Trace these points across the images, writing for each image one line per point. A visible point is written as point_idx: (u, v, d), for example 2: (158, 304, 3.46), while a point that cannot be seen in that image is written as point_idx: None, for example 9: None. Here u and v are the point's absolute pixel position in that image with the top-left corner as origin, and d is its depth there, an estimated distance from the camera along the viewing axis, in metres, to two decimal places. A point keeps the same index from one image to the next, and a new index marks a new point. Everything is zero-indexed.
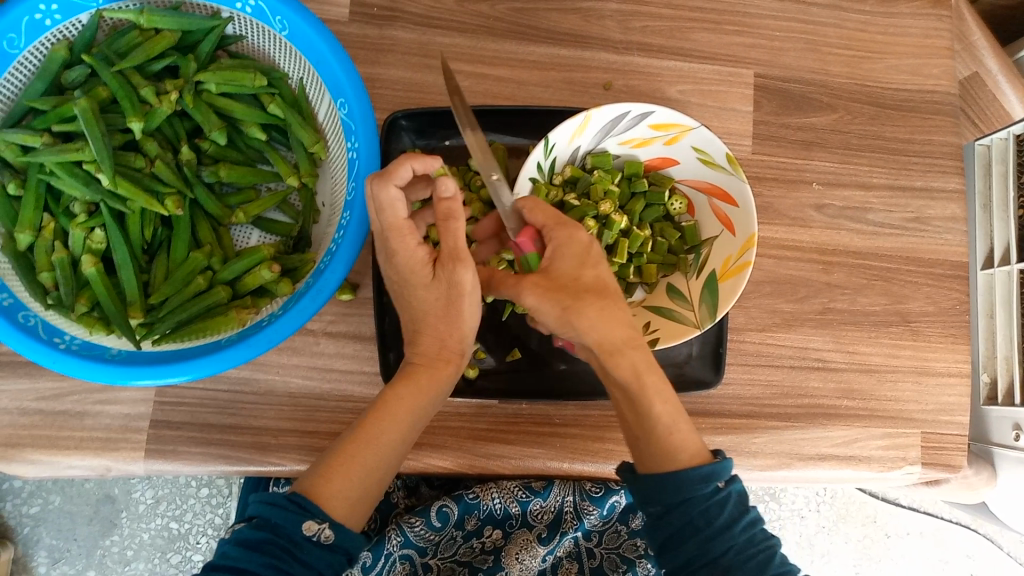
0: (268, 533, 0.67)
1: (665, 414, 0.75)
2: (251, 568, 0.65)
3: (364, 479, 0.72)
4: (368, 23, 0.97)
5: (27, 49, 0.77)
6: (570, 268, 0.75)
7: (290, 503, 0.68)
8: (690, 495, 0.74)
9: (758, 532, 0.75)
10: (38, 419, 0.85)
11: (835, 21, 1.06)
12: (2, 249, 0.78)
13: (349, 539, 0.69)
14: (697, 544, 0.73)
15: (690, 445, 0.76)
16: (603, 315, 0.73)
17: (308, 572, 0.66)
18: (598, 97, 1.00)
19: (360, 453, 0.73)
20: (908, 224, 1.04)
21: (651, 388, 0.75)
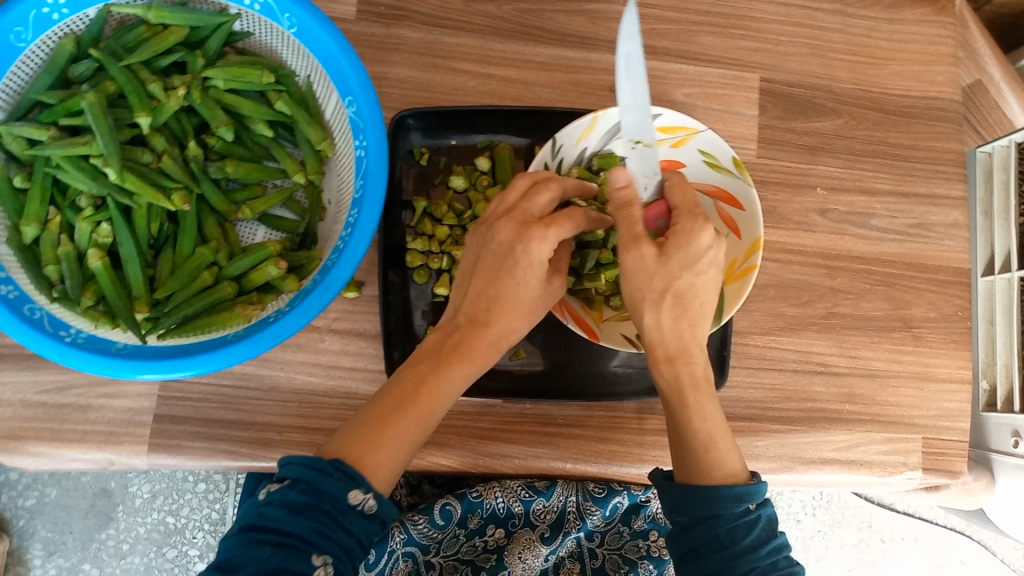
0: (310, 496, 0.62)
1: (710, 426, 0.76)
2: (296, 532, 0.61)
3: (401, 448, 0.69)
4: (375, 22, 0.96)
5: (35, 43, 0.77)
6: (676, 269, 0.72)
7: (335, 470, 0.64)
8: (720, 512, 0.73)
9: (783, 558, 0.74)
10: (41, 411, 0.85)
11: (840, 26, 1.06)
12: (8, 242, 0.78)
13: (389, 510, 0.66)
14: (721, 560, 0.72)
15: (732, 466, 0.75)
16: (672, 323, 0.74)
17: (348, 540, 0.63)
18: (604, 99, 1.00)
19: (406, 423, 0.70)
20: (912, 230, 1.04)
21: (704, 403, 0.76)
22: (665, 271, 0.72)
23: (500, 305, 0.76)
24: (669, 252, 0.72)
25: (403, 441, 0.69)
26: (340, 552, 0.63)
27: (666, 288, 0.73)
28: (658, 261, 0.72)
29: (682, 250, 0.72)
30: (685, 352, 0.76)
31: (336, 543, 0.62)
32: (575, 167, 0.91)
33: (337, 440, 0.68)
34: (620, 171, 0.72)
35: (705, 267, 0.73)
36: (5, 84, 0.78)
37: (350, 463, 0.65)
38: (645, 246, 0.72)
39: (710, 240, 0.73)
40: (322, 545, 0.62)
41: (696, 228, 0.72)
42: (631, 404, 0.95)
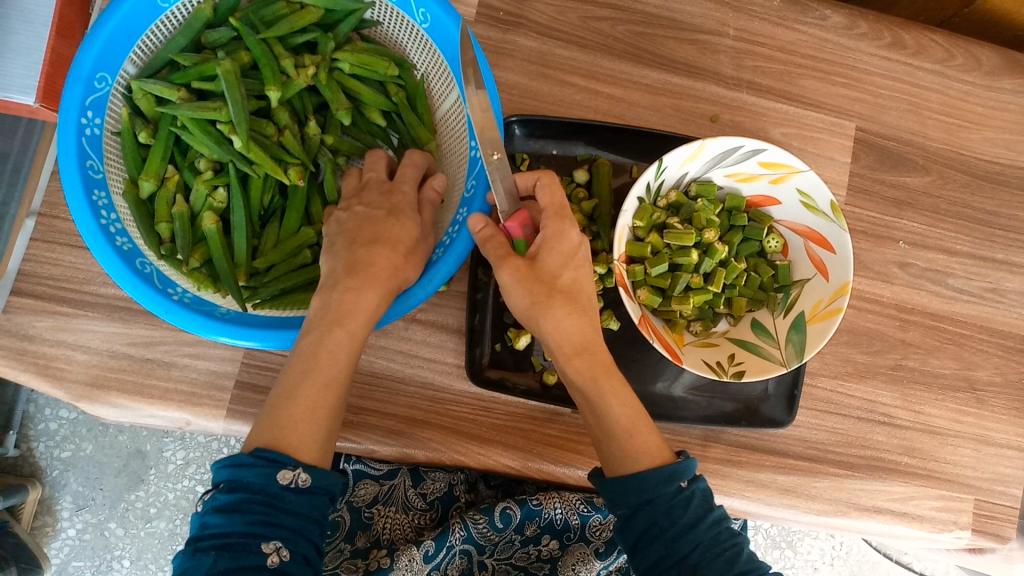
0: (243, 493, 0.66)
1: (624, 416, 0.77)
2: (235, 531, 0.66)
3: (322, 415, 0.71)
4: (493, 26, 0.98)
5: (176, 5, 0.79)
6: (555, 268, 0.77)
7: (259, 460, 0.67)
8: (653, 496, 0.74)
9: (727, 530, 0.75)
10: (127, 363, 0.86)
11: (939, 87, 1.08)
12: (128, 195, 0.80)
13: (326, 479, 0.70)
14: (664, 543, 0.73)
15: (648, 446, 0.77)
16: (570, 319, 0.77)
17: (294, 518, 0.68)
18: (703, 128, 1.02)
19: (315, 391, 0.71)
20: (986, 294, 1.06)
21: (608, 392, 0.77)
22: (540, 275, 0.76)
23: (377, 265, 0.74)
24: (542, 259, 0.77)
25: (321, 407, 0.71)
26: (288, 529, 0.68)
27: (552, 286, 0.77)
28: (531, 269, 0.76)
29: (555, 253, 0.77)
30: (585, 347, 0.78)
31: (281, 525, 0.67)
32: (673, 191, 0.93)
33: (264, 426, 0.70)
34: (477, 218, 0.76)
35: (576, 264, 0.78)
36: (143, 42, 0.79)
37: (273, 448, 0.68)
38: (515, 263, 0.76)
39: (578, 238, 0.79)
40: (268, 533, 0.66)
41: (564, 228, 0.78)
42: (697, 431, 0.95)
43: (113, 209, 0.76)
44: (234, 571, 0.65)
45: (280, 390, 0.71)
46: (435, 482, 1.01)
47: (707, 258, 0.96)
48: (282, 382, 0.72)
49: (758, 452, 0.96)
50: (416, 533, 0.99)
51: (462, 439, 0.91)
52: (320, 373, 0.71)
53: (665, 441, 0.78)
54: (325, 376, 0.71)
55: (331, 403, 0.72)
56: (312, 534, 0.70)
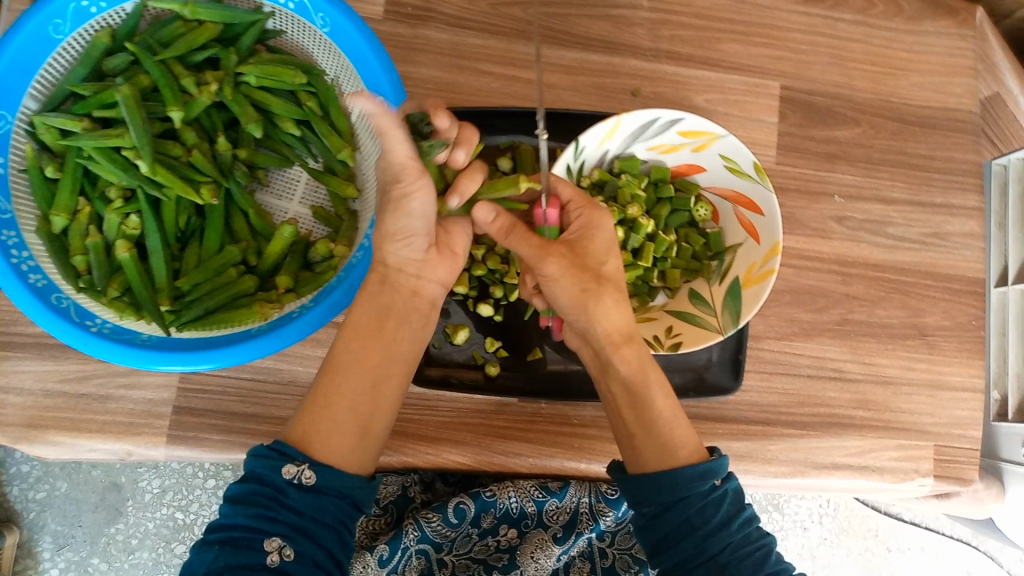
0: (253, 484, 0.68)
1: (666, 409, 0.79)
2: (241, 525, 0.66)
3: (357, 411, 0.73)
4: (401, 22, 0.97)
5: (70, 36, 0.78)
6: (602, 257, 0.80)
7: (271, 451, 0.68)
8: (686, 494, 0.75)
9: (754, 530, 0.76)
10: (61, 401, 0.85)
11: (861, 36, 1.07)
12: (39, 231, 0.78)
13: (337, 479, 0.69)
14: (695, 541, 0.73)
15: (686, 441, 0.78)
16: (618, 307, 0.79)
17: (298, 518, 0.67)
18: (625, 103, 1.00)
19: (351, 386, 0.73)
20: (928, 240, 1.05)
21: (653, 383, 0.80)
22: (587, 265, 0.79)
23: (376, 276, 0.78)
24: (590, 247, 0.79)
25: (352, 411, 0.73)
26: (293, 528, 0.67)
27: (598, 273, 0.79)
28: (574, 259, 0.78)
29: (595, 241, 0.80)
30: (631, 334, 0.80)
31: (285, 522, 0.67)
32: (596, 169, 0.92)
33: (295, 424, 0.72)
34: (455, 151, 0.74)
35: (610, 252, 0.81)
36: (41, 76, 0.78)
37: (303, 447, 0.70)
38: (557, 255, 0.77)
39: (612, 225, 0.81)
40: (270, 529, 0.66)
41: (601, 216, 0.80)
42: None
43: (24, 246, 0.75)
44: (233, 566, 0.64)
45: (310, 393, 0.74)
46: (388, 485, 1.02)
47: (634, 234, 0.95)
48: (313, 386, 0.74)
49: (709, 421, 0.95)
50: (371, 539, 1.00)
51: (410, 440, 0.91)
52: (358, 373, 0.74)
53: (698, 440, 0.79)
54: (364, 371, 0.74)
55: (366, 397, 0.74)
56: (321, 538, 0.68)
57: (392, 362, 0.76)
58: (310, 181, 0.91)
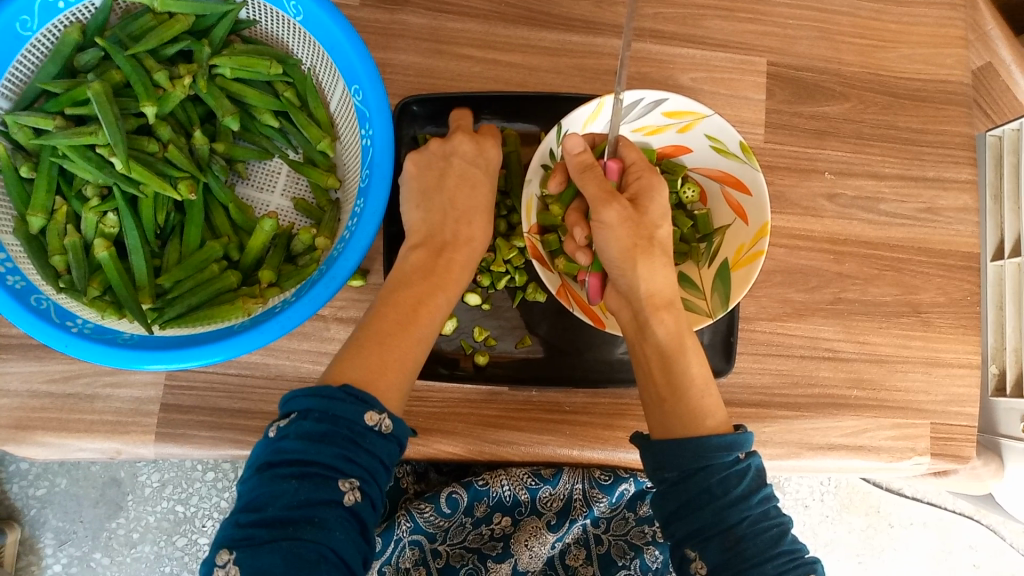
0: (327, 423, 0.65)
1: (698, 377, 0.77)
2: (320, 462, 0.63)
3: (399, 372, 0.72)
4: (379, 8, 0.95)
5: (40, 32, 0.77)
6: (655, 221, 0.79)
7: (348, 396, 0.66)
8: (709, 462, 0.72)
9: (774, 509, 0.73)
10: (48, 401, 0.85)
11: (849, 9, 1.05)
12: (16, 232, 0.77)
13: (402, 432, 0.69)
14: (714, 512, 0.70)
15: (713, 410, 0.76)
16: (664, 271, 0.79)
17: (371, 462, 0.66)
18: (609, 84, 0.99)
19: (401, 343, 0.73)
20: (920, 215, 1.04)
21: (689, 350, 0.78)
22: (643, 223, 0.79)
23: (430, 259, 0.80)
24: (647, 207, 0.79)
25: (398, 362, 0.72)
26: (363, 471, 0.65)
27: (651, 235, 0.79)
28: (633, 214, 0.78)
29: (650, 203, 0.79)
30: (671, 302, 0.79)
31: (359, 466, 0.65)
32: None
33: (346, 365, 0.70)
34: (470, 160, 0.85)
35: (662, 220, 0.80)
36: (10, 74, 0.77)
37: (362, 388, 0.68)
38: (619, 203, 0.78)
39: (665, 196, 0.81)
40: (347, 470, 0.64)
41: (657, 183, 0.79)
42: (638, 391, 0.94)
43: (1, 248, 0.74)
44: (313, 501, 0.62)
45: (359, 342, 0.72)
46: None
47: None
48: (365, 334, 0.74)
49: None
50: None
51: None
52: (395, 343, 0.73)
53: (726, 415, 0.76)
54: (411, 328, 0.75)
55: (412, 355, 0.74)
56: (384, 480, 0.68)
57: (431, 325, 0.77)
58: (290, 174, 0.90)
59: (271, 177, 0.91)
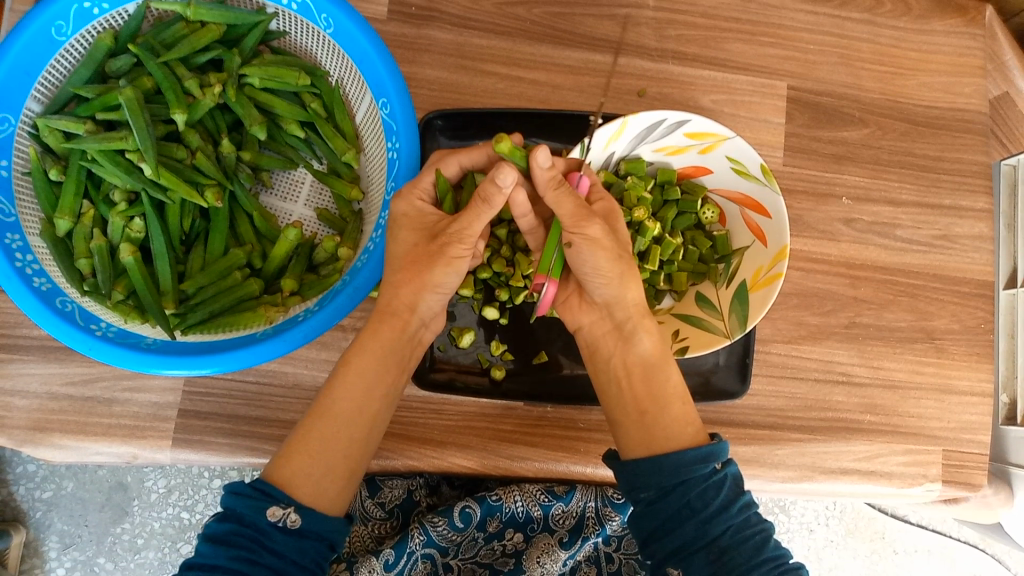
0: (233, 524, 0.67)
1: (678, 386, 0.79)
2: (222, 567, 0.65)
3: (330, 457, 0.72)
4: (406, 23, 0.96)
5: (74, 37, 0.78)
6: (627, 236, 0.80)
7: (254, 490, 0.68)
8: (686, 476, 0.72)
9: (755, 516, 0.73)
10: (67, 404, 0.85)
11: (869, 36, 1.06)
12: (43, 234, 0.78)
13: (319, 523, 0.69)
14: (696, 526, 0.70)
15: (691, 420, 0.77)
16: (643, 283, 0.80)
17: (279, 561, 0.66)
18: (631, 104, 1.00)
19: (330, 430, 0.73)
20: (936, 242, 1.04)
21: (670, 363, 0.80)
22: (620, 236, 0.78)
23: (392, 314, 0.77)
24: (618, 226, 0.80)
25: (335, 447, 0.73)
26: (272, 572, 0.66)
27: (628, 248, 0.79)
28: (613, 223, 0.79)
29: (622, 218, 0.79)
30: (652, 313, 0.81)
31: (264, 565, 0.66)
32: (602, 171, 0.91)
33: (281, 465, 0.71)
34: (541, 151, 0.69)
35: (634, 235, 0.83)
36: (44, 78, 0.78)
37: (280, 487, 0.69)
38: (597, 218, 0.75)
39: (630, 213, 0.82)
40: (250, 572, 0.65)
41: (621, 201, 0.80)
42: None
43: (29, 250, 0.74)
44: None
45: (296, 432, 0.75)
46: (393, 490, 1.01)
47: (640, 237, 0.94)
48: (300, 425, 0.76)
49: (716, 425, 0.94)
50: (377, 542, 1.01)
51: (415, 444, 0.90)
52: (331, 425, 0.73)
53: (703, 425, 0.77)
54: (342, 416, 0.74)
55: (346, 441, 0.74)
56: None
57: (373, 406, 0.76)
58: (314, 183, 0.91)
59: (295, 186, 0.91)
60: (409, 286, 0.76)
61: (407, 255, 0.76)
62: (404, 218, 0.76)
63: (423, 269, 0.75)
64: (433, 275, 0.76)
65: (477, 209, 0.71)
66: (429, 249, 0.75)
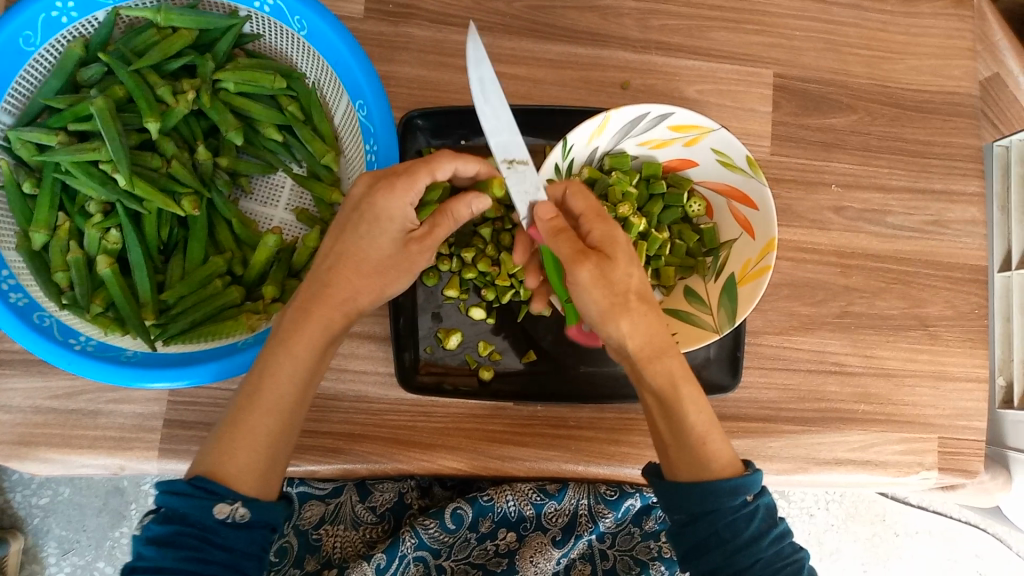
0: (178, 524, 0.65)
1: (700, 422, 0.73)
2: (169, 567, 0.64)
3: (269, 446, 0.70)
4: (383, 21, 0.95)
5: (42, 47, 0.76)
6: (626, 272, 0.72)
7: (195, 491, 0.65)
8: (717, 507, 0.71)
9: (787, 544, 0.73)
10: (51, 417, 0.84)
11: (856, 20, 1.05)
12: (18, 248, 0.77)
13: (266, 513, 0.68)
14: (724, 554, 0.70)
15: (719, 453, 0.73)
16: (647, 319, 0.73)
17: (228, 554, 0.66)
18: (615, 97, 0.98)
19: (266, 416, 0.70)
20: (927, 228, 1.03)
21: (691, 392, 0.73)
22: (614, 275, 0.72)
23: (332, 287, 0.73)
24: (614, 258, 0.73)
25: (268, 434, 0.70)
26: (224, 566, 0.66)
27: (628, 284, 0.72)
28: (612, 269, 0.72)
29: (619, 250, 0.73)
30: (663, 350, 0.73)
31: (215, 561, 0.65)
32: (586, 167, 0.89)
33: (213, 456, 0.68)
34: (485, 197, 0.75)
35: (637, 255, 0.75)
36: (13, 90, 0.77)
37: (217, 480, 0.67)
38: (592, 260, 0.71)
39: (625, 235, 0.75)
40: (201, 569, 0.65)
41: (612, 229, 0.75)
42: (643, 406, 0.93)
43: (5, 266, 0.73)
44: None
45: (228, 415, 0.71)
46: (384, 493, 1.01)
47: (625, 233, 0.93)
48: (231, 406, 0.72)
49: None
50: (368, 547, 1.00)
51: (404, 448, 0.90)
52: (263, 410, 0.71)
53: (734, 452, 0.74)
54: (281, 403, 0.71)
55: (281, 427, 0.72)
56: (252, 570, 0.68)
57: (306, 389, 0.73)
58: (294, 187, 0.90)
59: (274, 190, 0.90)
60: (370, 292, 0.75)
61: (377, 261, 0.74)
62: (389, 222, 0.73)
63: (387, 280, 0.75)
64: (393, 286, 0.76)
65: (446, 227, 0.76)
66: (399, 262, 0.75)
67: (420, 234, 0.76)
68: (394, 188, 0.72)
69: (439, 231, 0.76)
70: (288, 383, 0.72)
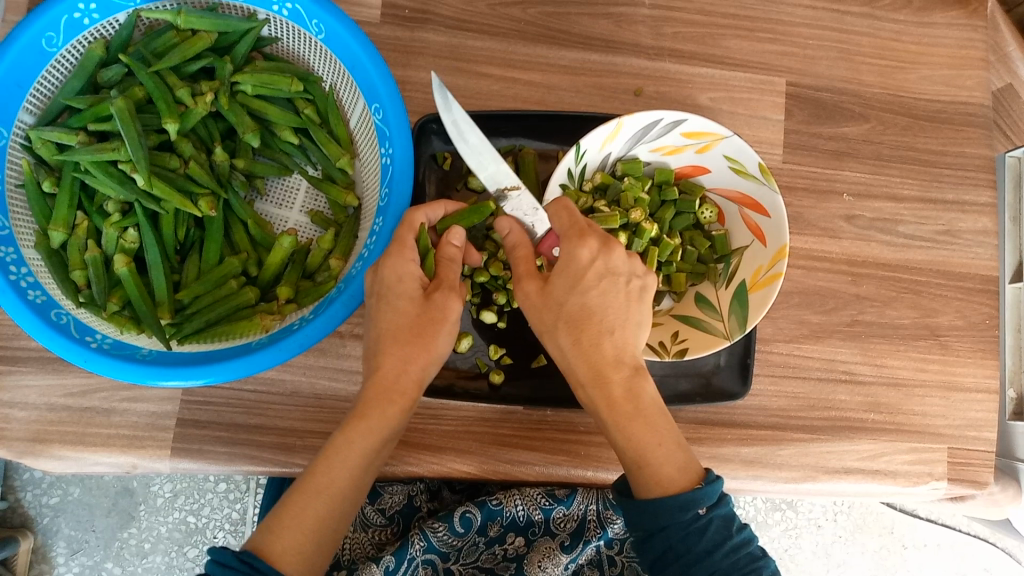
0: None
1: (634, 444, 0.71)
2: None
3: (321, 532, 0.67)
4: (399, 25, 0.95)
5: (65, 48, 0.78)
6: (560, 295, 0.73)
7: (240, 565, 0.63)
8: (668, 523, 0.69)
9: (745, 555, 0.71)
10: (65, 415, 0.85)
11: (869, 30, 1.05)
12: (37, 246, 0.78)
13: None
14: (680, 569, 0.69)
15: (662, 469, 0.70)
16: (584, 349, 0.72)
17: None
18: (628, 103, 0.99)
19: (321, 503, 0.68)
20: (939, 237, 1.03)
21: (624, 419, 0.71)
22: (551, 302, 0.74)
23: (385, 370, 0.72)
24: (548, 283, 0.74)
25: (324, 521, 0.68)
26: None
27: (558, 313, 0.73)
28: (546, 294, 0.74)
29: (564, 274, 0.73)
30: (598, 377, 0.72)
31: None
32: (598, 173, 0.90)
33: (262, 532, 0.66)
34: (461, 230, 0.79)
35: (596, 282, 0.73)
36: (35, 90, 0.78)
37: (260, 556, 0.64)
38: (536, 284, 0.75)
39: (588, 256, 0.73)
40: None
41: (569, 250, 0.73)
42: None
43: (24, 263, 0.74)
44: None
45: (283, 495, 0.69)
46: (394, 496, 1.00)
47: (637, 239, 0.94)
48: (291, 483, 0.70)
49: (717, 427, 0.94)
50: (378, 549, 1.01)
51: (414, 450, 0.90)
52: (317, 497, 0.68)
53: (687, 460, 0.71)
54: (337, 491, 0.69)
55: (336, 518, 0.69)
56: None
57: (360, 481, 0.71)
58: (309, 189, 0.91)
59: (289, 193, 0.91)
60: (418, 359, 0.72)
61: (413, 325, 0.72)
62: (400, 284, 0.73)
63: (428, 340, 0.72)
64: (438, 344, 0.73)
65: (451, 269, 0.77)
66: (433, 314, 0.73)
67: (434, 284, 0.75)
68: (392, 252, 0.73)
69: (447, 270, 0.77)
70: (347, 471, 0.70)
